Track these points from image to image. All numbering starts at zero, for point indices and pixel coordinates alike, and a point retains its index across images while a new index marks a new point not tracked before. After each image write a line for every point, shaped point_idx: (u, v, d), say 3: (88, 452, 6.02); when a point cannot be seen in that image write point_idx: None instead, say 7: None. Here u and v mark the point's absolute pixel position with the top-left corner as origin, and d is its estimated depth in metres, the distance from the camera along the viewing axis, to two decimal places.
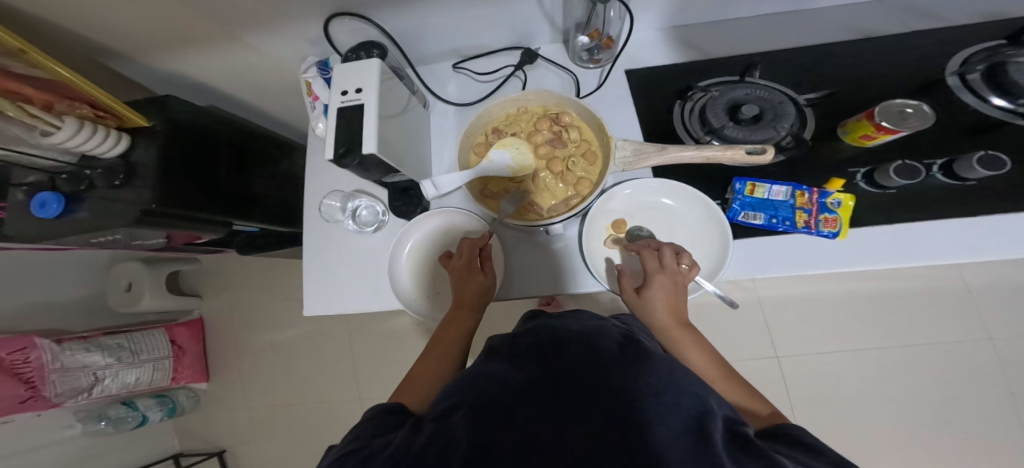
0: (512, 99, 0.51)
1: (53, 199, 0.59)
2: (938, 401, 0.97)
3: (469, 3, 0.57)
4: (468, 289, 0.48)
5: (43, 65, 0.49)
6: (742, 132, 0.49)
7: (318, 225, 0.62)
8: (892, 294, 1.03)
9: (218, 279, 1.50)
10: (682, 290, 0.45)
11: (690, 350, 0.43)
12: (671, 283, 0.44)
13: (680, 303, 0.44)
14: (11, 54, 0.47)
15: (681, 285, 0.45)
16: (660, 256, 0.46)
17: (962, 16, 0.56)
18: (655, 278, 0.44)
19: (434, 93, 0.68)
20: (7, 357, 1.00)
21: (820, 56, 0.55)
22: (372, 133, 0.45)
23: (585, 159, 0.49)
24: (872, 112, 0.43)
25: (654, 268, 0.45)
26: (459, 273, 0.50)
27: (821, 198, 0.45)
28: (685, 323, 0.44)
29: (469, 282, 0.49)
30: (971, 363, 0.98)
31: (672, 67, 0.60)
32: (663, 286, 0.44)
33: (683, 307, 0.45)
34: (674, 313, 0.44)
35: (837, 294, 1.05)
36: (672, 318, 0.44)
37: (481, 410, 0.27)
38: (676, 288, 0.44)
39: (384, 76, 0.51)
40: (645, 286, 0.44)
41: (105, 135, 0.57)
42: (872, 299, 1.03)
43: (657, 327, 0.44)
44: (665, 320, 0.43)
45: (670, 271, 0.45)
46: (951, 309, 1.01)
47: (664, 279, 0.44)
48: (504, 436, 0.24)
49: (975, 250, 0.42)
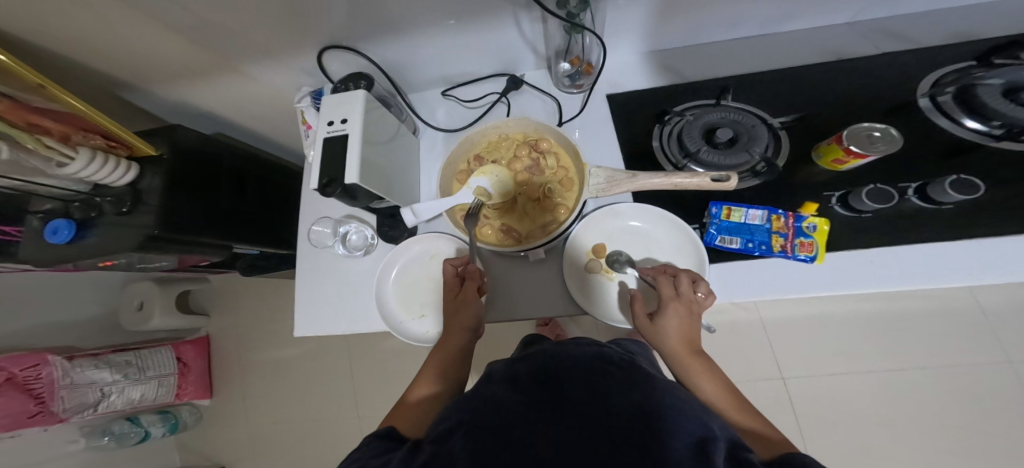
0: (493, 127, 0.53)
1: (65, 226, 0.62)
2: (955, 426, 0.93)
3: (452, 34, 0.60)
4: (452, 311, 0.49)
5: (61, 98, 0.53)
6: (718, 157, 0.50)
7: (311, 251, 0.63)
8: (899, 313, 1.00)
9: (224, 297, 1.54)
10: (697, 319, 0.44)
11: (701, 379, 0.42)
12: (686, 312, 0.43)
13: (694, 331, 0.43)
14: (31, 89, 0.50)
15: (697, 314, 0.44)
16: (676, 282, 0.45)
17: (932, 38, 0.57)
18: (670, 306, 0.43)
19: (423, 119, 0.71)
20: (20, 373, 1.03)
21: (793, 79, 0.56)
22: (355, 163, 0.47)
23: (562, 186, 0.51)
24: (841, 136, 0.43)
25: (669, 295, 0.44)
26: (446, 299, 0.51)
27: (797, 222, 0.45)
28: (698, 351, 0.43)
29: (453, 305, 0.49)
30: (989, 386, 0.93)
31: (651, 91, 0.62)
32: (679, 314, 0.42)
33: (697, 336, 0.44)
34: (687, 340, 0.43)
35: (840, 313, 1.03)
36: (684, 346, 0.43)
37: (484, 434, 0.27)
38: (691, 317, 0.43)
39: (369, 106, 0.53)
40: (660, 311, 0.43)
41: (115, 165, 0.59)
42: (875, 319, 1.01)
43: (668, 353, 0.44)
44: (677, 348, 0.43)
45: (686, 298, 0.43)
46: (961, 329, 0.97)
47: (678, 307, 0.43)
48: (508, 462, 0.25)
49: (960, 273, 0.41)
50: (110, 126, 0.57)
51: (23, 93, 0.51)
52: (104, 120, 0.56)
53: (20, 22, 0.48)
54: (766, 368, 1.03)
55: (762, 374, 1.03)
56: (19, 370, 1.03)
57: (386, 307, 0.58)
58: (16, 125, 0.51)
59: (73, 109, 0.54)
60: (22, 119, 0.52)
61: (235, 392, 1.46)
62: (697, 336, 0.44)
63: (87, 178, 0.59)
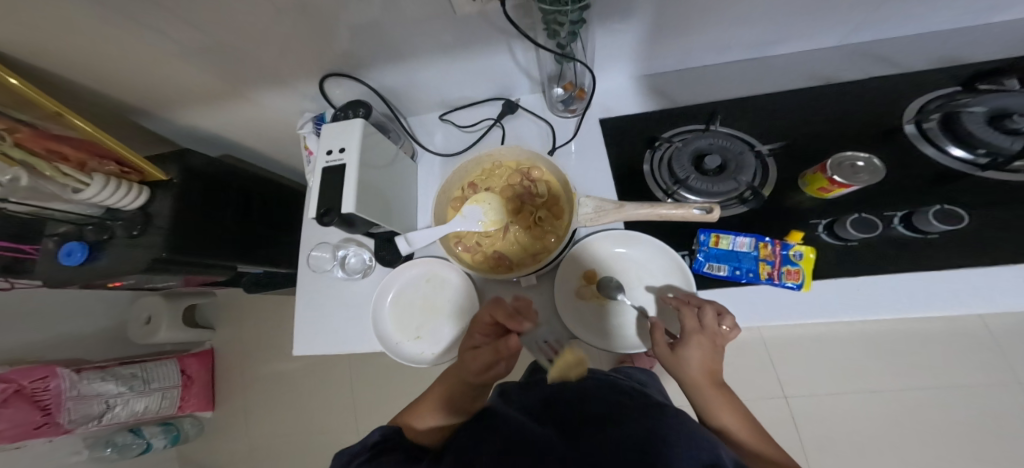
0: (486, 156, 0.54)
1: (78, 248, 0.64)
2: (962, 448, 0.91)
3: (448, 62, 0.62)
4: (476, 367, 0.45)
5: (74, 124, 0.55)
6: (707, 184, 0.51)
7: (310, 275, 0.65)
8: (904, 331, 0.99)
9: (229, 311, 1.56)
10: (720, 351, 0.44)
11: (721, 410, 0.43)
12: (709, 345, 0.43)
13: (716, 362, 0.44)
14: (50, 117, 0.54)
15: (720, 346, 0.44)
16: (700, 314, 0.44)
17: (920, 64, 0.58)
18: (693, 338, 0.43)
19: (421, 144, 0.73)
20: (29, 385, 1.05)
21: (782, 104, 0.57)
22: (351, 193, 0.48)
23: (552, 214, 0.52)
24: (825, 166, 0.45)
25: (692, 327, 0.43)
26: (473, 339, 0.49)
27: (783, 250, 0.46)
28: (719, 381, 0.44)
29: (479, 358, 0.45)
30: (999, 407, 0.91)
31: (642, 116, 0.63)
32: (703, 347, 0.42)
33: (718, 366, 0.44)
34: (709, 371, 0.44)
35: (844, 331, 1.01)
36: (706, 376, 0.44)
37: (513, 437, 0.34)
38: (715, 350, 0.43)
39: (367, 133, 0.54)
40: (684, 343, 0.43)
41: (127, 189, 0.62)
42: (879, 337, 0.99)
43: (688, 382, 0.44)
44: (699, 378, 0.43)
45: (711, 331, 0.43)
46: (969, 349, 0.96)
47: (702, 341, 0.42)
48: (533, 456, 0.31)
49: (944, 303, 0.42)
50: (120, 152, 0.60)
51: (43, 120, 0.54)
52: (114, 144, 0.58)
53: (33, 53, 0.50)
54: (767, 387, 1.02)
55: (764, 393, 1.02)
56: (27, 383, 1.04)
57: (382, 328, 0.59)
58: (36, 152, 0.54)
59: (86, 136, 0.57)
60: (42, 146, 0.55)
61: (237, 405, 1.47)
62: (718, 365, 0.45)
63: (101, 203, 0.61)
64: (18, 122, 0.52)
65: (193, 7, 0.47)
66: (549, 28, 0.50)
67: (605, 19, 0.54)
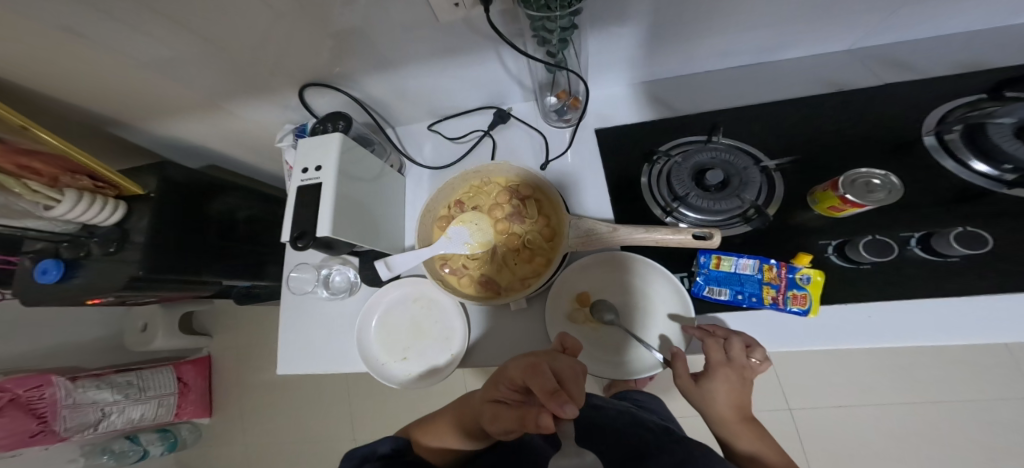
0: (473, 172, 0.51)
1: (53, 266, 0.59)
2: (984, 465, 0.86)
3: (436, 70, 0.59)
4: (498, 428, 0.40)
5: (41, 137, 0.50)
6: (707, 202, 0.48)
7: (292, 297, 0.62)
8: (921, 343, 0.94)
9: (223, 320, 1.53)
10: (748, 383, 0.42)
11: (752, 444, 0.42)
12: (738, 378, 0.41)
13: (745, 396, 0.42)
14: (14, 130, 0.48)
15: (749, 379, 0.41)
16: (726, 345, 0.41)
17: (939, 69, 0.54)
18: (720, 372, 0.41)
19: (409, 157, 0.70)
20: (23, 394, 1.03)
21: (790, 112, 0.54)
22: (327, 215, 0.45)
23: (543, 235, 0.49)
24: (836, 183, 0.41)
25: (717, 360, 0.41)
26: (497, 390, 0.42)
27: (789, 273, 0.43)
28: (748, 415, 0.43)
29: (503, 421, 0.39)
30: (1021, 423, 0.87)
31: (640, 126, 0.60)
32: (732, 381, 0.41)
33: (746, 400, 0.43)
34: (737, 406, 0.42)
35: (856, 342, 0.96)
36: (734, 411, 0.43)
37: None
38: (743, 383, 0.41)
39: (348, 149, 0.50)
40: (710, 377, 0.42)
41: (102, 207, 0.57)
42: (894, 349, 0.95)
43: (714, 416, 0.43)
44: (725, 413, 0.42)
45: (738, 364, 0.41)
46: (987, 362, 0.91)
47: (729, 375, 0.40)
48: None
49: (968, 332, 0.39)
50: (93, 165, 0.55)
51: (11, 135, 0.49)
52: (86, 159, 0.54)
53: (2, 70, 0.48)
54: (772, 399, 0.96)
55: (768, 404, 0.96)
56: (23, 391, 1.03)
57: (367, 349, 0.56)
58: (4, 169, 0.49)
59: (57, 150, 0.52)
60: (10, 161, 0.49)
61: (231, 414, 1.44)
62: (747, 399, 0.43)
63: (76, 219, 0.56)
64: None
65: (163, 21, 0.44)
66: (539, 35, 0.47)
67: (599, 25, 0.51)
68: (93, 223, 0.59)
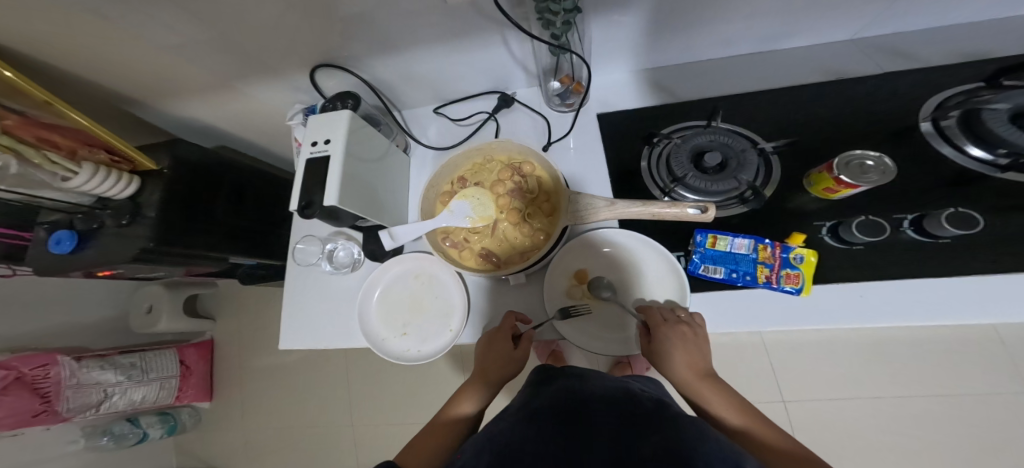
0: (476, 150, 0.52)
1: (67, 236, 0.59)
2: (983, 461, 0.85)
3: (441, 52, 0.59)
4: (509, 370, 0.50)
5: (69, 116, 0.51)
6: (705, 183, 0.49)
7: (297, 269, 0.63)
8: None
9: (226, 305, 1.55)
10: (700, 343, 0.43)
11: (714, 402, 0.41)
12: (680, 336, 0.43)
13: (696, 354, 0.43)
14: (39, 106, 0.49)
15: (694, 336, 0.43)
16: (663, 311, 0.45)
17: (938, 57, 0.55)
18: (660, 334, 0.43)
19: (415, 138, 0.71)
20: (29, 373, 1.06)
21: (790, 100, 0.55)
22: (335, 185, 0.46)
23: (542, 211, 0.50)
24: (831, 165, 0.43)
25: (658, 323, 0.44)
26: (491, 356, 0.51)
27: (783, 252, 0.44)
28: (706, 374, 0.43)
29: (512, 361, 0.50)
30: None
31: (642, 111, 0.61)
32: (673, 340, 0.42)
33: (698, 356, 0.43)
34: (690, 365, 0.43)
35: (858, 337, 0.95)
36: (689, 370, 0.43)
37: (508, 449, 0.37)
38: (688, 341, 0.43)
39: (355, 126, 0.51)
40: (652, 338, 0.44)
41: (118, 179, 0.57)
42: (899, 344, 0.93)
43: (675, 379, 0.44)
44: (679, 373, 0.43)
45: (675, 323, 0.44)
46: None
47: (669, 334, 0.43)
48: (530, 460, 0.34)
49: (956, 312, 0.40)
50: (111, 140, 0.55)
51: (36, 111, 0.50)
52: (106, 135, 0.54)
53: (26, 53, 0.49)
54: (766, 390, 0.97)
55: (762, 396, 0.97)
56: (27, 370, 1.05)
57: (367, 324, 0.57)
58: (26, 140, 0.50)
59: (79, 126, 0.53)
60: (33, 134, 0.50)
61: (232, 397, 1.47)
62: (702, 359, 0.44)
63: (92, 192, 0.56)
64: (8, 110, 0.47)
65: (178, 2, 0.45)
66: (543, 18, 0.48)
67: (602, 10, 0.52)
68: (105, 196, 0.59)
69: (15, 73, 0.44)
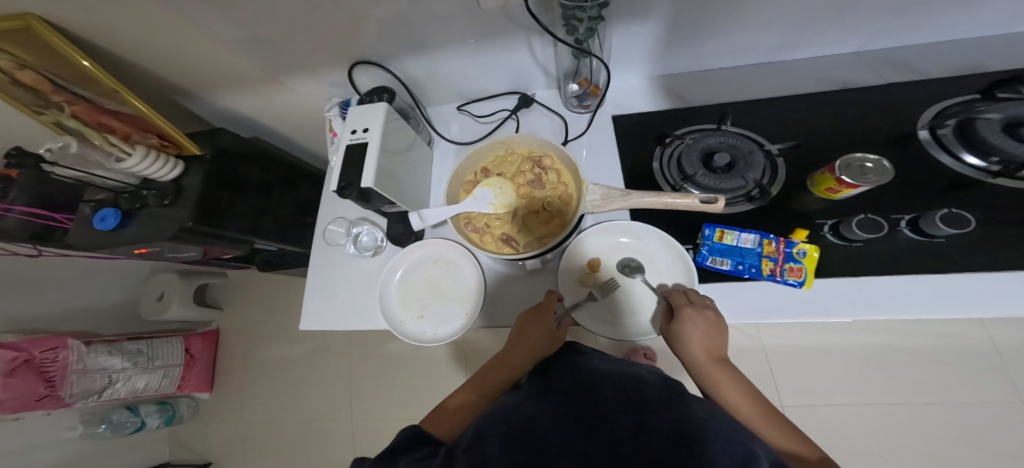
0: (500, 143, 0.56)
1: (112, 214, 0.61)
2: None
3: (467, 53, 0.63)
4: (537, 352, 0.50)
5: (128, 102, 0.56)
6: (714, 181, 0.52)
7: (322, 251, 0.67)
8: (921, 347, 0.93)
9: (238, 295, 1.59)
10: (721, 330, 0.45)
11: (726, 386, 0.43)
12: (698, 318, 0.44)
13: (716, 339, 0.44)
14: (107, 93, 0.55)
15: (715, 322, 0.44)
16: (687, 294, 0.47)
17: (939, 70, 0.58)
18: (684, 313, 0.45)
19: (438, 132, 0.74)
20: (39, 355, 1.07)
21: (797, 107, 0.58)
22: (372, 168, 0.49)
23: (561, 200, 0.54)
24: (833, 166, 0.45)
25: (682, 304, 0.46)
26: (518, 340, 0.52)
27: (787, 247, 0.47)
28: (721, 359, 0.45)
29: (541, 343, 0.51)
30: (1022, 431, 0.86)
31: (655, 114, 0.64)
32: (695, 320, 0.44)
33: (714, 340, 0.44)
34: (709, 349, 0.44)
35: (858, 345, 0.96)
36: (706, 354, 0.44)
37: (513, 420, 0.36)
38: (711, 326, 0.44)
39: (390, 118, 0.55)
40: (676, 318, 0.45)
41: (163, 162, 0.61)
42: (898, 353, 0.94)
43: (690, 360, 0.45)
44: (698, 355, 0.44)
45: (700, 306, 0.45)
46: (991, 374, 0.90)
47: (694, 315, 0.44)
48: (537, 432, 0.34)
49: (946, 307, 0.42)
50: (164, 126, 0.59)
51: (99, 97, 0.56)
52: (160, 122, 0.59)
53: (90, 45, 0.53)
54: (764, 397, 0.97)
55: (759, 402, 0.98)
56: (38, 353, 1.07)
57: (387, 305, 0.60)
58: (85, 123, 0.56)
59: (137, 113, 0.58)
60: (93, 119, 0.57)
61: (234, 387, 1.49)
62: (719, 345, 0.45)
63: (139, 173, 0.60)
64: (75, 97, 0.54)
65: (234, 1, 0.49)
66: (568, 24, 0.52)
67: (621, 18, 0.56)
68: (151, 177, 0.63)
69: (91, 63, 0.51)
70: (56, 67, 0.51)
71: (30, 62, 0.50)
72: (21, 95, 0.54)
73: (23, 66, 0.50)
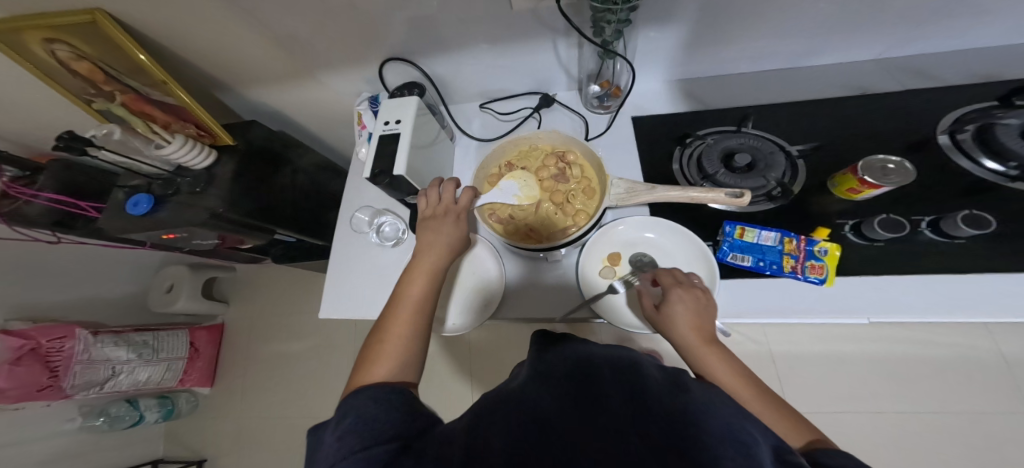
0: (526, 138, 0.58)
1: (145, 199, 0.62)
2: None
3: (493, 53, 0.65)
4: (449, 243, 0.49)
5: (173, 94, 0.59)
6: (734, 179, 0.54)
7: (345, 239, 0.68)
8: (932, 358, 0.93)
9: (246, 289, 1.61)
10: (708, 308, 0.45)
11: (717, 366, 0.41)
12: (694, 300, 0.44)
13: (705, 318, 0.43)
14: (153, 84, 0.58)
15: (704, 299, 0.45)
16: (676, 274, 0.48)
17: (958, 78, 0.59)
18: (672, 291, 0.46)
19: (460, 128, 0.76)
20: (46, 343, 1.08)
21: (817, 111, 0.59)
22: (404, 158, 0.51)
23: (584, 194, 0.55)
24: (855, 167, 0.46)
25: (670, 283, 0.47)
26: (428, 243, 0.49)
27: (808, 245, 0.48)
28: (712, 340, 0.43)
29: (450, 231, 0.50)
30: None
31: (674, 115, 0.66)
32: (680, 293, 0.45)
33: (712, 326, 0.43)
34: (697, 328, 0.43)
35: (868, 354, 0.96)
36: (697, 334, 0.43)
37: (490, 414, 0.29)
38: (699, 303, 0.44)
39: (420, 111, 0.57)
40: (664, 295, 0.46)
41: (198, 153, 0.63)
42: (909, 363, 0.93)
43: (680, 343, 0.43)
44: (685, 333, 0.43)
45: (688, 286, 0.46)
46: (1002, 385, 0.89)
47: (681, 292, 0.45)
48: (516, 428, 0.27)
49: (967, 308, 0.43)
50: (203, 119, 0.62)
51: (146, 88, 0.59)
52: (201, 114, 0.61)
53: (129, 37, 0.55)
54: None
55: None
56: (44, 341, 1.08)
57: None
58: (131, 111, 0.60)
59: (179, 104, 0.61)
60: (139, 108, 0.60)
61: (237, 381, 1.49)
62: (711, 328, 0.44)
63: (173, 161, 0.62)
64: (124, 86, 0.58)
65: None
66: (597, 25, 0.54)
67: (645, 21, 0.57)
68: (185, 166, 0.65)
69: (144, 56, 0.54)
70: (110, 59, 0.54)
71: (88, 53, 0.53)
72: (71, 82, 0.57)
73: (82, 57, 0.53)
